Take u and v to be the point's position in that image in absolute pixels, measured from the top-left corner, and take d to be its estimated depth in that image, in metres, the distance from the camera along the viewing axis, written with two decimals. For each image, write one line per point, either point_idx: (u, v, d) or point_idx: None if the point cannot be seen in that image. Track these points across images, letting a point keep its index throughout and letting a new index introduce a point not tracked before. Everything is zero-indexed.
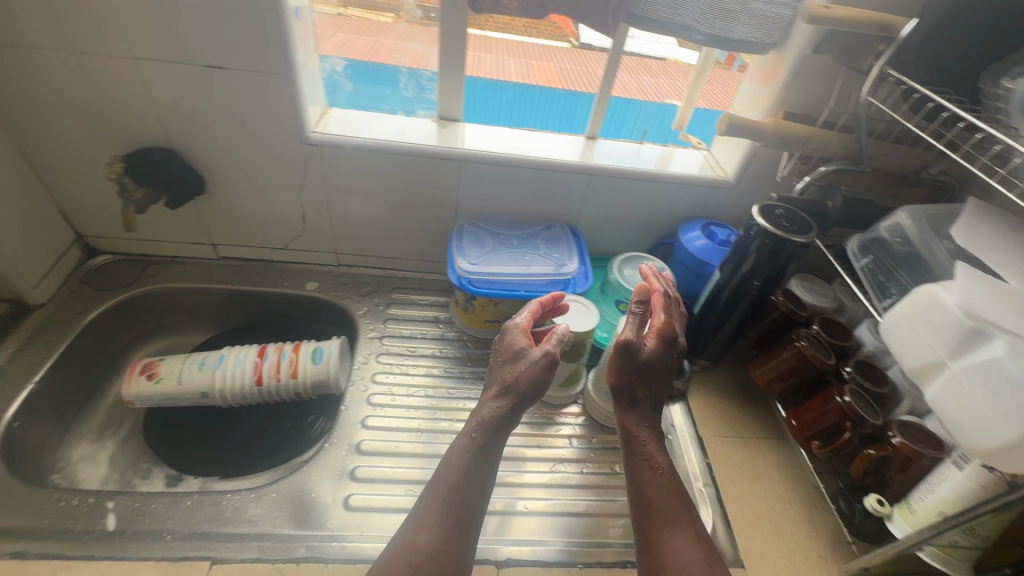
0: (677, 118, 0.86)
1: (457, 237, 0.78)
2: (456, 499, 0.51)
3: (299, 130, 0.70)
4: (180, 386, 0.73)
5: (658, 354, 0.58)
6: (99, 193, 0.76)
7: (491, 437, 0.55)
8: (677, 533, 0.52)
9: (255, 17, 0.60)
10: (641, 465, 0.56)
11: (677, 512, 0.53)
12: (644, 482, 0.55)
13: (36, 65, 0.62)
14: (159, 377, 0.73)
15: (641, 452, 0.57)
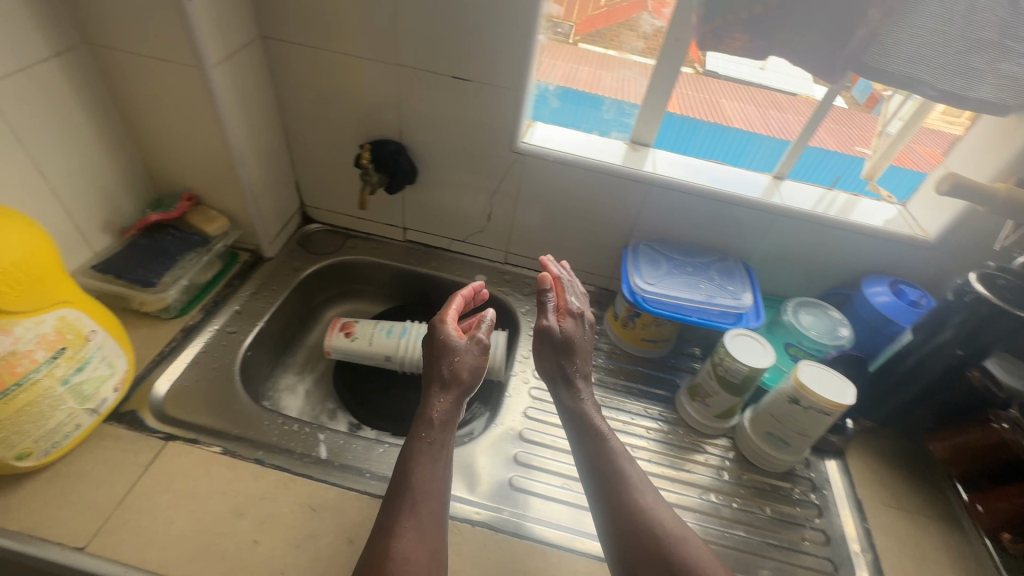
0: (870, 168, 0.83)
1: (633, 256, 0.81)
2: (409, 491, 0.54)
3: (512, 139, 0.77)
4: (369, 347, 0.83)
5: (574, 338, 0.67)
6: (330, 171, 0.89)
7: (443, 420, 0.60)
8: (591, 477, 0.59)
9: (507, 39, 0.67)
10: (584, 434, 0.62)
11: (605, 466, 0.59)
12: (582, 447, 0.61)
13: (320, 63, 0.75)
14: (354, 336, 0.83)
15: (581, 420, 0.63)
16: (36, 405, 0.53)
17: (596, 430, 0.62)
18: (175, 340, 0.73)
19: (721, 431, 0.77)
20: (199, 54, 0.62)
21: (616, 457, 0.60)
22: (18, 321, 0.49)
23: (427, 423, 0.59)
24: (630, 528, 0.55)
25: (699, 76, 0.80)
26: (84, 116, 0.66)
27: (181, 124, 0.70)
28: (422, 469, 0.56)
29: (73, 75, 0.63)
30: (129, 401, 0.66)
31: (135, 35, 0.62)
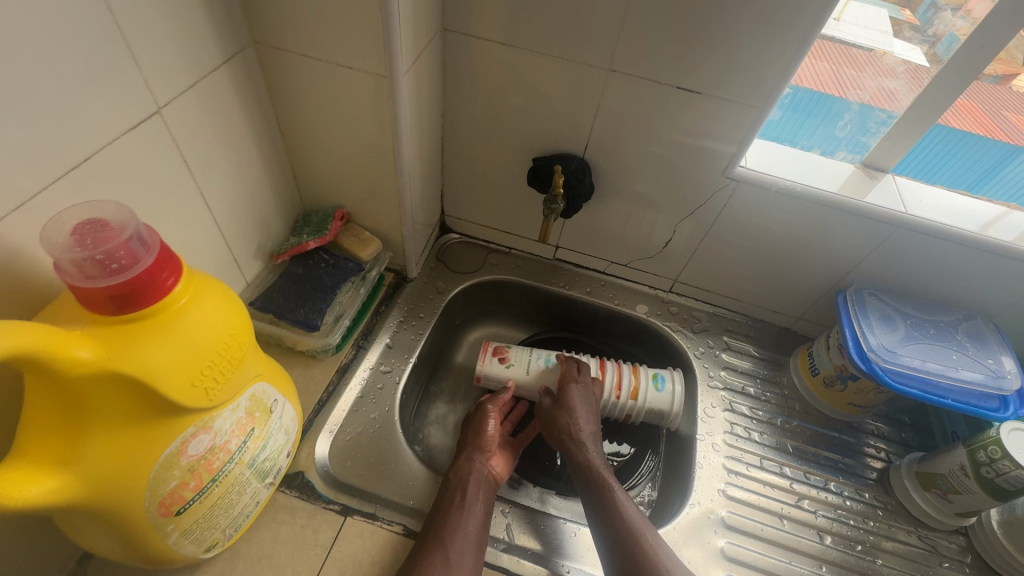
0: None
1: (858, 308, 0.68)
2: (439, 528, 0.53)
3: (730, 165, 0.63)
4: (526, 375, 0.72)
5: (570, 402, 0.65)
6: (485, 183, 0.77)
7: (470, 472, 0.60)
8: (597, 525, 0.56)
9: (769, 46, 0.52)
10: (591, 488, 0.59)
11: (606, 515, 0.55)
12: (593, 502, 0.57)
13: (507, 62, 0.61)
14: (508, 362, 0.73)
15: (591, 476, 0.59)
16: (228, 496, 0.45)
17: (605, 486, 0.58)
18: (332, 384, 0.65)
19: (954, 528, 0.65)
20: (393, 62, 0.50)
21: (622, 509, 0.56)
22: (217, 414, 0.41)
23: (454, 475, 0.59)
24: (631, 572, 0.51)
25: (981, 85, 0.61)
26: (248, 132, 0.56)
27: (347, 137, 0.59)
28: (452, 520, 0.54)
29: (240, 83, 0.52)
30: (297, 461, 0.58)
31: (316, 36, 0.50)
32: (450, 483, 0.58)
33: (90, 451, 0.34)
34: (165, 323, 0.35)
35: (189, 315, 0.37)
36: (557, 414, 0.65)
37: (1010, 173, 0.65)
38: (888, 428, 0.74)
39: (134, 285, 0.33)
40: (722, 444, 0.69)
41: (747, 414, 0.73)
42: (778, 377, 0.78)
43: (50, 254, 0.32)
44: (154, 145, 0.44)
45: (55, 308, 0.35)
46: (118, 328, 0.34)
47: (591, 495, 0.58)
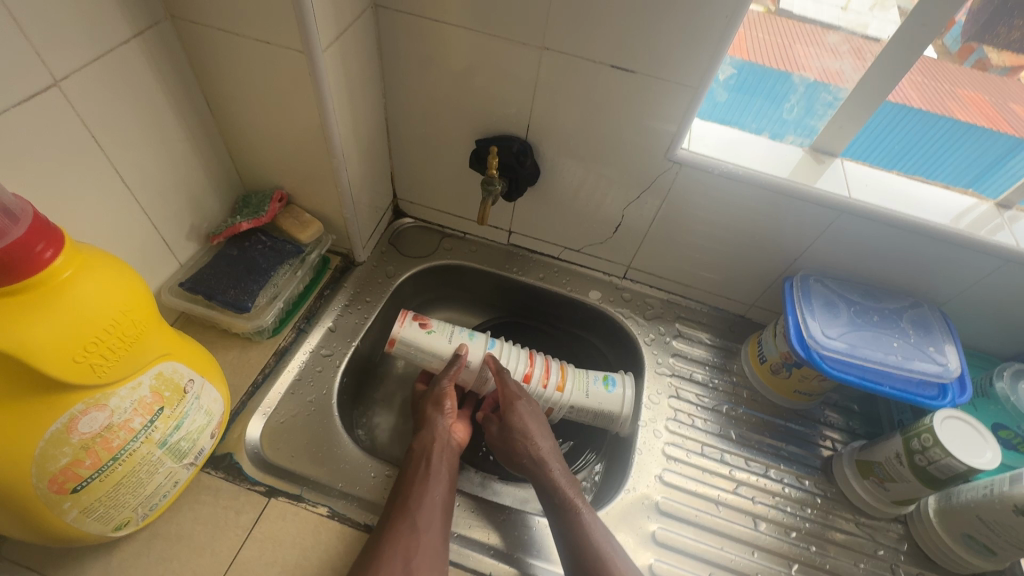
0: None
1: (803, 294, 0.67)
2: (407, 503, 0.54)
3: (670, 147, 0.62)
4: (447, 343, 0.68)
5: (522, 424, 0.63)
6: (433, 165, 0.76)
7: (429, 473, 0.58)
8: (560, 537, 0.55)
9: (699, 22, 0.51)
10: (548, 502, 0.58)
11: (570, 528, 0.55)
12: (552, 517, 0.57)
13: (442, 40, 0.60)
14: (429, 329, 0.69)
15: (554, 494, 0.58)
16: (135, 475, 0.45)
17: (569, 500, 0.57)
18: (268, 366, 0.65)
19: (892, 516, 0.64)
20: (309, 37, 0.49)
21: (587, 520, 0.55)
22: (114, 392, 0.41)
23: (411, 476, 0.57)
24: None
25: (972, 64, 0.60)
26: (170, 110, 0.55)
27: (275, 115, 0.58)
28: (419, 497, 0.54)
29: (158, 59, 0.51)
30: (226, 443, 0.58)
31: (231, 9, 0.49)
32: (408, 484, 0.56)
33: None
34: (44, 297, 0.35)
35: (72, 289, 0.36)
36: (515, 431, 0.63)
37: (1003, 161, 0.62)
38: (840, 418, 0.73)
39: (5, 258, 0.32)
40: (664, 430, 0.68)
41: (693, 401, 0.72)
42: (729, 364, 0.77)
43: None
44: (53, 119, 0.43)
45: None
46: None
47: (554, 509, 0.57)
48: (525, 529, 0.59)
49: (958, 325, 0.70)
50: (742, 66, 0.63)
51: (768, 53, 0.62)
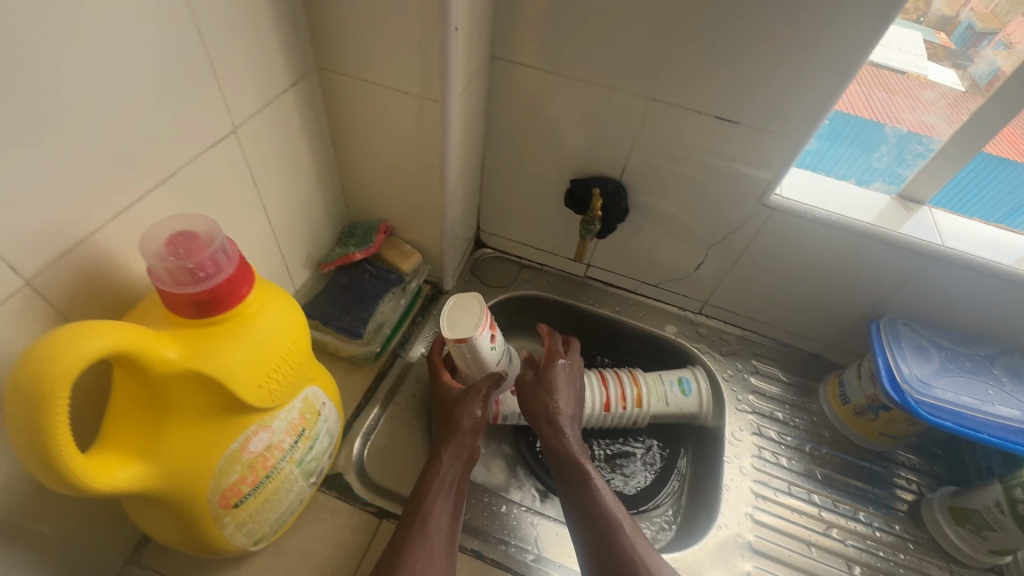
0: None
1: (892, 338, 0.68)
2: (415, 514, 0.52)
3: (765, 193, 0.65)
4: (498, 363, 0.63)
5: (553, 381, 0.62)
6: (522, 201, 0.80)
7: (441, 496, 0.54)
8: (577, 517, 0.54)
9: (809, 80, 0.54)
10: (568, 476, 0.57)
11: (589, 505, 0.54)
12: (570, 493, 0.56)
13: (552, 88, 0.64)
14: (495, 343, 0.63)
15: (570, 465, 0.57)
16: (277, 492, 0.48)
17: (587, 479, 0.56)
18: (370, 391, 0.68)
19: (988, 566, 0.64)
20: (447, 89, 0.53)
21: (603, 504, 0.53)
22: (276, 414, 0.44)
23: (422, 497, 0.54)
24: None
25: None
26: (307, 149, 0.60)
27: (397, 156, 0.63)
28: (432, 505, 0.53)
29: (304, 105, 0.56)
30: (336, 463, 0.61)
31: (378, 63, 0.54)
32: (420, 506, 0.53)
33: (165, 442, 0.37)
34: (238, 327, 0.38)
35: (259, 320, 0.40)
36: (542, 389, 0.62)
37: None
38: (918, 460, 0.74)
39: (216, 292, 0.36)
40: (750, 468, 0.69)
41: (775, 439, 0.73)
42: (807, 403, 0.78)
43: (145, 261, 0.35)
44: (228, 161, 0.48)
45: (140, 312, 0.39)
46: (197, 332, 0.37)
47: (571, 486, 0.56)
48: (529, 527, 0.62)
49: None
50: (836, 117, 0.66)
51: (867, 106, 0.65)
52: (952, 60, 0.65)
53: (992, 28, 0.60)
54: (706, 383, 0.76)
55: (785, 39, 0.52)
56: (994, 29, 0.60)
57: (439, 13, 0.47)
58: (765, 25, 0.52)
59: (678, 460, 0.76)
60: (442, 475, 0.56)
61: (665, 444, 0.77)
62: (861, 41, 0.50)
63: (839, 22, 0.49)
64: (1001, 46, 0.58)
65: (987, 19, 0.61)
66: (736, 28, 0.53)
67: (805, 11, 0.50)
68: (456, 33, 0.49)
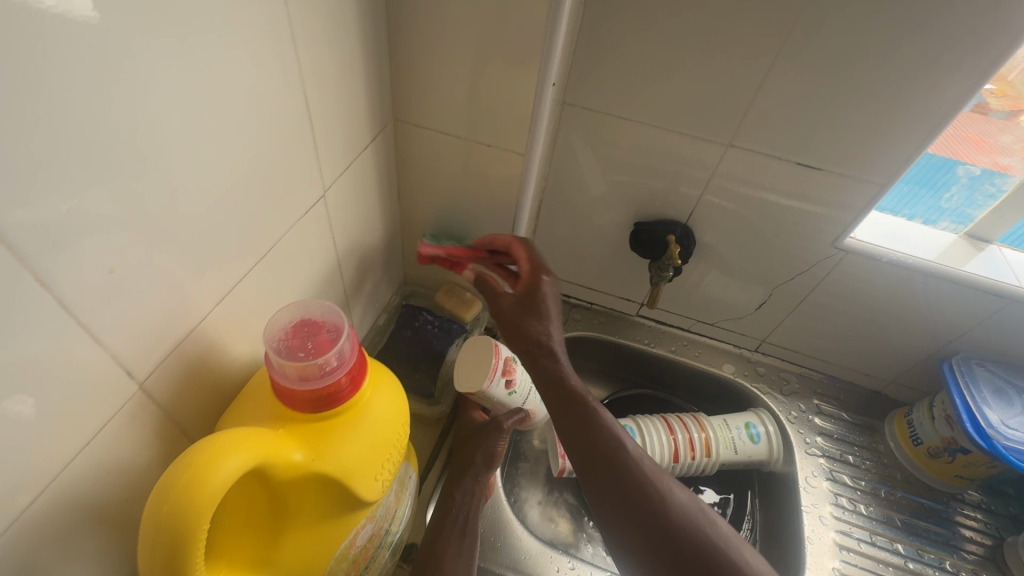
0: None
1: (971, 379, 0.66)
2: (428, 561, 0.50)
3: (840, 237, 0.64)
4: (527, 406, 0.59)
5: (541, 298, 0.52)
6: (578, 242, 0.77)
7: (456, 539, 0.53)
8: (582, 458, 0.46)
9: (897, 128, 0.53)
10: (572, 421, 0.47)
11: (600, 450, 0.45)
12: (582, 443, 0.46)
13: (622, 134, 0.63)
14: (514, 388, 0.58)
15: (570, 399, 0.47)
16: None
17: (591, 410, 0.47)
18: (435, 449, 0.64)
19: None
20: (534, 142, 0.51)
21: (625, 447, 0.46)
22: (379, 502, 0.40)
23: (438, 539, 0.52)
24: (652, 521, 0.42)
25: None
26: (377, 202, 0.57)
27: (466, 205, 0.60)
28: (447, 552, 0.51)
29: (378, 158, 0.54)
30: (410, 533, 0.57)
31: (459, 115, 0.52)
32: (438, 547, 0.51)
33: (282, 553, 0.33)
34: (355, 416, 0.35)
35: (372, 408, 0.37)
36: (537, 313, 0.51)
37: None
38: (990, 500, 0.72)
39: (339, 385, 0.33)
40: (828, 517, 0.68)
41: (850, 484, 0.71)
42: (873, 443, 0.77)
43: (268, 355, 0.32)
44: (316, 226, 0.45)
45: (247, 403, 0.35)
46: (316, 427, 0.34)
47: (579, 426, 0.46)
48: None
49: None
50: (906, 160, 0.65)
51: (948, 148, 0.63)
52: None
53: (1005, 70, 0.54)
54: (774, 428, 0.74)
55: (877, 89, 0.51)
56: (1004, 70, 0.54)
57: (536, 69, 0.46)
58: (857, 76, 0.51)
59: (748, 508, 0.74)
60: (453, 517, 0.55)
61: (732, 493, 0.76)
62: (956, 92, 0.50)
63: (935, 73, 0.49)
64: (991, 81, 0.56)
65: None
66: (825, 78, 0.52)
67: (901, 63, 0.49)
68: (551, 88, 0.48)
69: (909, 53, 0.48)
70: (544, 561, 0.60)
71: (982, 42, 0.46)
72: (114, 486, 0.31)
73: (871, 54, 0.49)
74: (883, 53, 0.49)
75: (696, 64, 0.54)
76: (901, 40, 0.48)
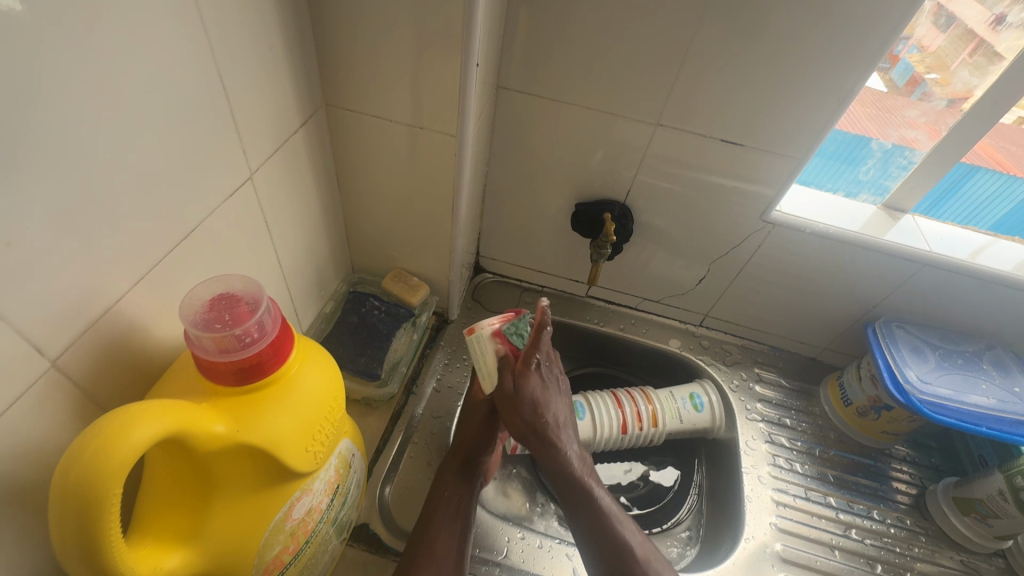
0: None
1: (890, 340, 0.71)
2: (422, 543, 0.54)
3: (767, 210, 0.67)
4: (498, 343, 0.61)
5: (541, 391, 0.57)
6: (524, 225, 0.79)
7: (448, 522, 0.56)
8: (586, 535, 0.54)
9: (808, 104, 0.57)
10: (569, 493, 0.56)
11: (605, 541, 0.53)
12: (576, 513, 0.55)
13: (558, 116, 0.65)
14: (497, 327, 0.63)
15: (573, 481, 0.56)
16: (315, 556, 0.45)
17: (599, 506, 0.54)
18: (386, 431, 0.65)
19: (991, 550, 0.68)
20: (465, 123, 0.53)
21: (628, 544, 0.53)
22: (317, 476, 0.41)
23: (429, 519, 0.56)
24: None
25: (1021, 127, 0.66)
26: (313, 188, 0.57)
27: (406, 189, 0.61)
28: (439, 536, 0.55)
29: (312, 142, 0.54)
30: (361, 514, 0.58)
31: (390, 98, 0.53)
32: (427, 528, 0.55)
33: (211, 523, 0.34)
34: (282, 389, 0.36)
35: (301, 381, 0.37)
36: (522, 404, 0.56)
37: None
38: (916, 453, 0.77)
39: (260, 357, 0.33)
40: (767, 477, 0.71)
41: (787, 445, 0.75)
42: (810, 407, 0.81)
43: (185, 328, 0.32)
44: (245, 209, 0.45)
45: (171, 380, 0.36)
46: (240, 400, 0.34)
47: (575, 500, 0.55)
48: (541, 556, 0.61)
49: None
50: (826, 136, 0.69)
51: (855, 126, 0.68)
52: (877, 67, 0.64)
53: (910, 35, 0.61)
54: (717, 396, 0.78)
55: (786, 66, 0.54)
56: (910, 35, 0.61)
57: (460, 50, 0.47)
58: (767, 54, 0.54)
59: (694, 476, 0.77)
60: (446, 499, 0.57)
61: (680, 461, 0.79)
62: (857, 68, 0.53)
63: (836, 50, 0.52)
64: (915, 50, 0.63)
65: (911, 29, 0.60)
66: (741, 57, 0.55)
67: (805, 40, 0.52)
68: (475, 69, 0.49)
69: (812, 32, 0.52)
70: (495, 534, 0.62)
71: (874, 20, 0.50)
72: (30, 463, 0.31)
73: (779, 32, 0.52)
74: (791, 32, 0.52)
75: (621, 45, 0.57)
76: (805, 19, 0.51)
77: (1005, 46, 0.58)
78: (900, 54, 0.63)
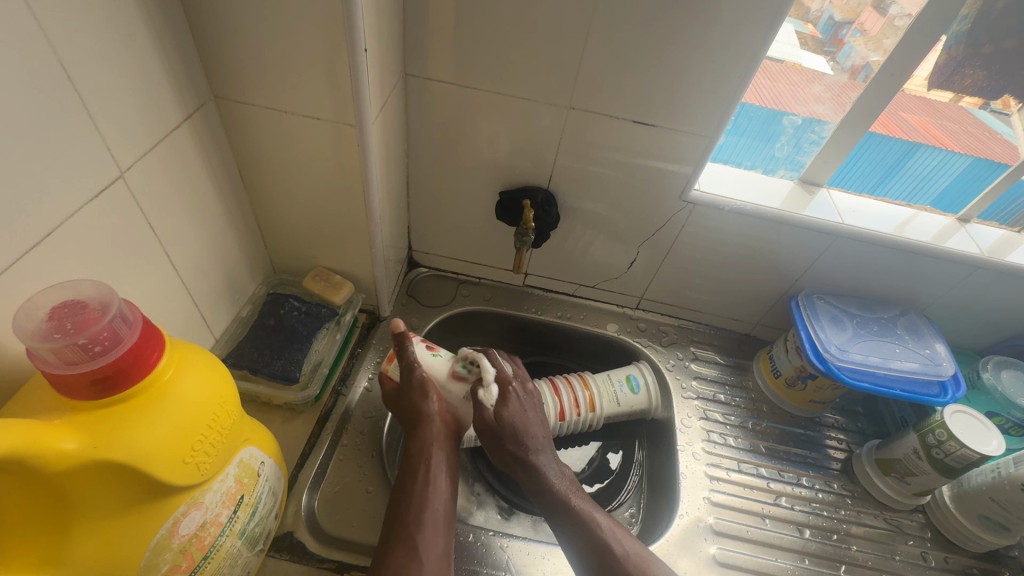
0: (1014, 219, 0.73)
1: (811, 311, 0.74)
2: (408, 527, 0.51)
3: (686, 190, 0.68)
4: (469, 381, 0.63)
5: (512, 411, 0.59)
6: (452, 215, 0.78)
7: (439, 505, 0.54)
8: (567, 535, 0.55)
9: (707, 82, 0.58)
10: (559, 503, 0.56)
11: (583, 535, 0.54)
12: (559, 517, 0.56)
13: (471, 104, 0.64)
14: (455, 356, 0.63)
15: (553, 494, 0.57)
16: (220, 572, 0.43)
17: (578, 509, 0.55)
18: (312, 436, 0.63)
19: (914, 507, 0.71)
20: (363, 112, 0.51)
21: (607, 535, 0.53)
22: (207, 487, 0.39)
23: (416, 493, 0.54)
24: None
25: (920, 97, 0.66)
26: (211, 187, 0.55)
27: (314, 184, 0.59)
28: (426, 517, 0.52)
29: (202, 139, 0.52)
30: (284, 523, 0.56)
31: (283, 90, 0.51)
32: (418, 510, 0.52)
33: (75, 548, 0.32)
34: (152, 399, 0.34)
35: (178, 388, 0.35)
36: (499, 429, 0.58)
37: (915, 171, 0.71)
38: (845, 419, 0.80)
39: (118, 365, 0.32)
40: (701, 452, 0.73)
41: (721, 420, 0.77)
42: (744, 381, 0.83)
43: (22, 341, 0.31)
44: (119, 213, 0.43)
45: (25, 401, 0.33)
46: (99, 413, 0.32)
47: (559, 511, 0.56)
48: (478, 549, 0.60)
49: (942, 326, 0.79)
50: (743, 109, 0.69)
51: (764, 98, 0.68)
52: (820, 48, 0.66)
53: (850, 18, 0.63)
54: (653, 377, 0.78)
55: (684, 45, 0.55)
56: (850, 17, 0.63)
57: (344, 36, 0.45)
58: (665, 33, 0.55)
59: (634, 454, 0.78)
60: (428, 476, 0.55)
61: (622, 443, 0.79)
62: (750, 44, 0.54)
63: (723, 31, 0.54)
64: (858, 34, 0.63)
65: (845, 10, 0.63)
66: (636, 40, 0.56)
67: (696, 20, 0.53)
68: (367, 54, 0.47)
69: (698, 15, 0.53)
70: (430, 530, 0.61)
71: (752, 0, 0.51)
72: None
73: (668, 15, 0.53)
74: (678, 14, 0.53)
75: (522, 29, 0.57)
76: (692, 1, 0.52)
77: (899, 20, 0.58)
78: (845, 38, 0.65)
